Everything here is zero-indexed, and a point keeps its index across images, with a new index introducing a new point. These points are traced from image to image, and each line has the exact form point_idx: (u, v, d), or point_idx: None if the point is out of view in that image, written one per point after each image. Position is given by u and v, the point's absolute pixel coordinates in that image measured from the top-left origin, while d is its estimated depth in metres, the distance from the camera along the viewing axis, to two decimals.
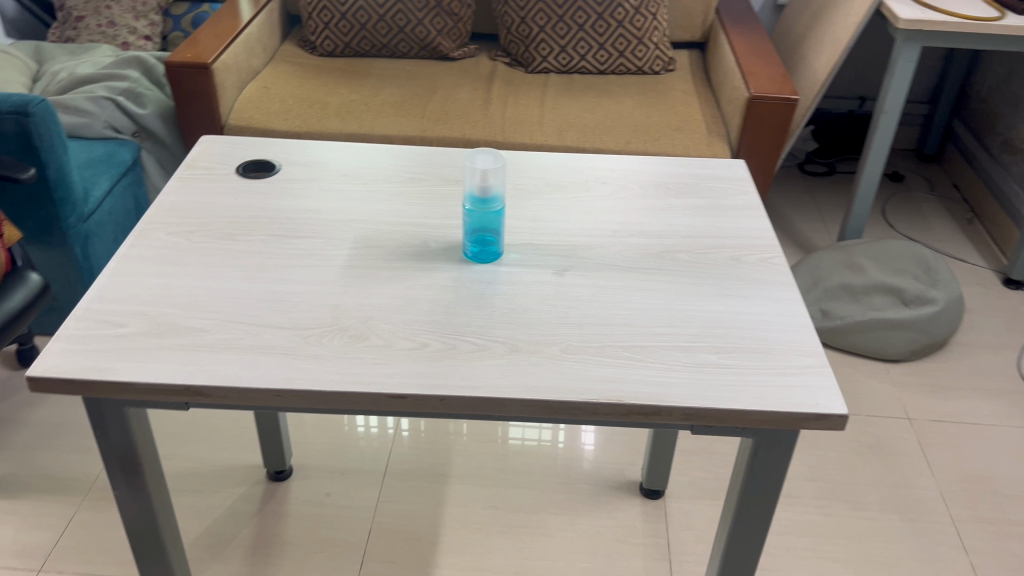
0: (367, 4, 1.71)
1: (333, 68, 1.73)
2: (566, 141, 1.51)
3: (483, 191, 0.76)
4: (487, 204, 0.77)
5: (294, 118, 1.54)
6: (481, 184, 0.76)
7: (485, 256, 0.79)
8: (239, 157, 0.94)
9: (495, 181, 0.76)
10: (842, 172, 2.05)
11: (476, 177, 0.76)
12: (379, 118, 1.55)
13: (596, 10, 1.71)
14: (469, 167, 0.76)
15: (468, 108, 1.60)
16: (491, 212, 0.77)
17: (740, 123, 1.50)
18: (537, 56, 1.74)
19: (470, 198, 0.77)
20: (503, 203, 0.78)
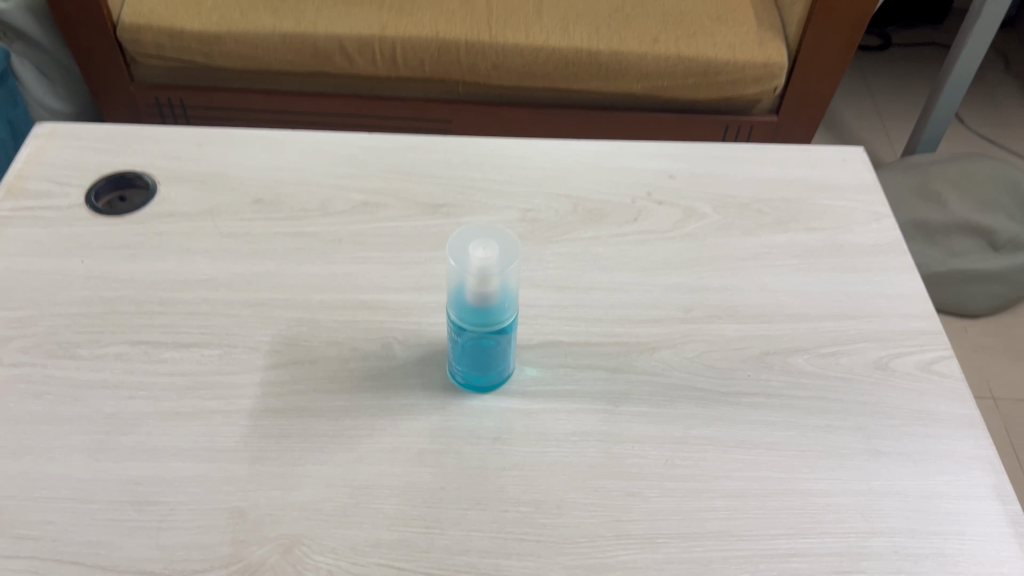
0: None
1: None
2: (573, 41, 1.14)
3: (482, 304, 0.44)
4: (488, 321, 0.45)
5: (209, 12, 1.15)
6: (479, 294, 0.44)
7: (484, 388, 0.49)
8: (94, 166, 0.61)
9: (503, 285, 0.44)
10: (898, 44, 1.64)
11: (469, 285, 0.44)
12: (323, 9, 1.16)
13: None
14: (456, 263, 0.44)
15: None
16: (496, 332, 0.46)
17: (802, 15, 1.13)
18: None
19: (459, 311, 0.45)
20: (515, 312, 0.46)
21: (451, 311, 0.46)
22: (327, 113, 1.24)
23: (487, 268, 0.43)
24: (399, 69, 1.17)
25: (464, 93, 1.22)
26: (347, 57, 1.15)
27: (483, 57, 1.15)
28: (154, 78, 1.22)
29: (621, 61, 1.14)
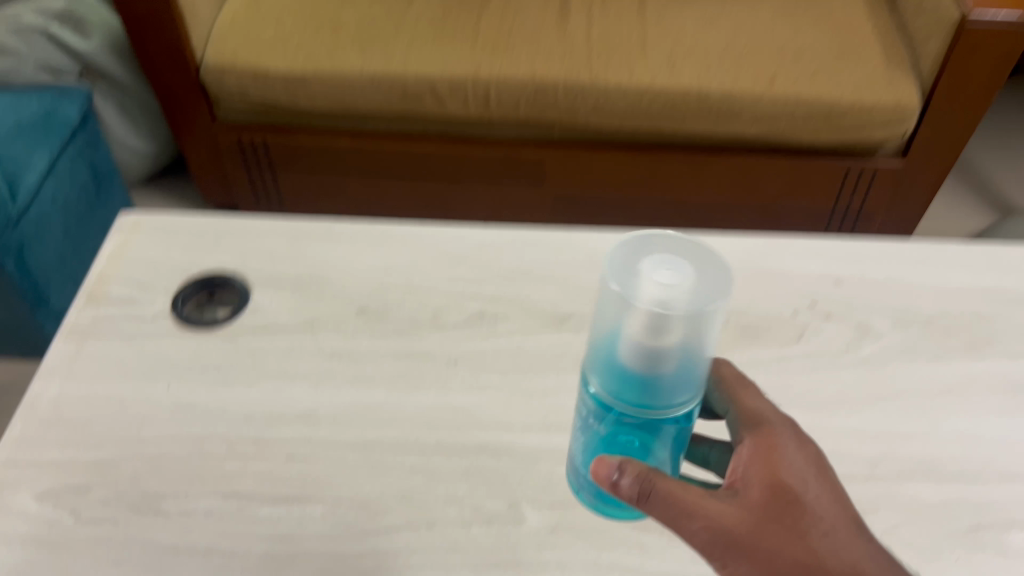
0: None
1: None
2: (682, 81, 1.05)
3: (656, 357, 0.35)
4: (646, 400, 0.37)
5: (296, 51, 1.10)
6: (653, 338, 0.35)
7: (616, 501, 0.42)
8: (181, 265, 0.55)
9: (682, 334, 0.35)
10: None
11: (638, 322, 0.35)
12: (414, 47, 1.10)
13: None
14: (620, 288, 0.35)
15: (541, 24, 1.14)
16: (652, 430, 0.38)
17: (939, 54, 1.02)
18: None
19: (610, 375, 0.37)
20: (691, 393, 0.37)
21: (598, 377, 0.38)
22: (416, 154, 1.17)
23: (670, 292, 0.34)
24: (492, 110, 1.10)
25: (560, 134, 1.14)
26: (438, 98, 1.09)
27: (584, 98, 1.07)
28: (236, 118, 1.18)
29: (735, 102, 1.05)
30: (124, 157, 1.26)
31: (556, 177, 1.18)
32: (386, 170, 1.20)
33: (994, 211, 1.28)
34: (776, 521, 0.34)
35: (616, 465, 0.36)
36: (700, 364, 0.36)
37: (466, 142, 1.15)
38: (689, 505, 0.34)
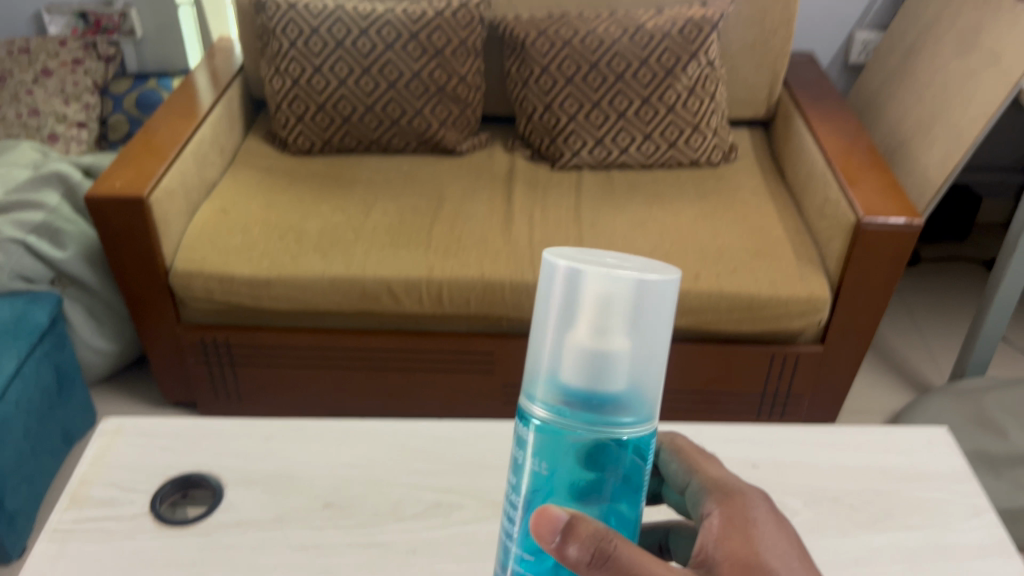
0: (350, 92, 1.37)
1: (312, 174, 1.39)
2: None
3: (606, 354, 0.40)
4: (597, 409, 0.41)
5: (260, 257, 1.19)
6: (602, 333, 0.40)
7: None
8: (159, 468, 0.59)
9: (620, 329, 0.40)
10: (929, 266, 1.69)
11: (588, 319, 0.41)
12: (371, 252, 1.20)
13: (637, 55, 1.33)
14: (566, 289, 0.41)
15: (487, 229, 1.25)
16: (602, 457, 0.41)
17: (842, 253, 1.15)
18: (566, 150, 1.37)
19: (561, 389, 0.41)
20: (638, 405, 0.41)
21: (547, 398, 0.42)
22: (372, 348, 1.24)
23: (615, 277, 0.40)
24: (444, 306, 1.19)
25: (508, 327, 1.22)
26: (394, 296, 1.18)
27: (528, 295, 1.17)
28: (199, 318, 1.25)
29: None
30: (88, 357, 1.30)
31: (505, 367, 1.26)
32: (345, 364, 1.27)
33: (911, 389, 1.38)
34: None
35: (558, 530, 0.39)
36: (645, 369, 0.41)
37: (420, 336, 1.24)
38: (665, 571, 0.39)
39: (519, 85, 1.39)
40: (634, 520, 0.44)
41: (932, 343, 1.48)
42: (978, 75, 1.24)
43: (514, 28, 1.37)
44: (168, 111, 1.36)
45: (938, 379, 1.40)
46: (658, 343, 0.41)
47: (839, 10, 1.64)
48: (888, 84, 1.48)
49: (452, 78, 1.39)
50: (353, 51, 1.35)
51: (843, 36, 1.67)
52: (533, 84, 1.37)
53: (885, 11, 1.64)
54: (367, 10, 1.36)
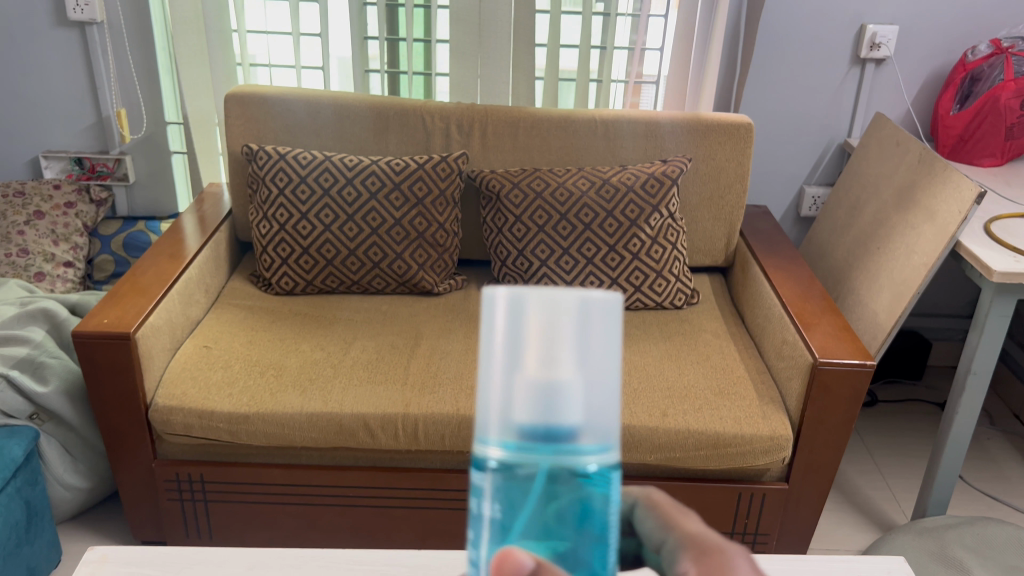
0: (334, 236, 1.45)
1: (294, 312, 1.45)
2: None
3: (562, 383, 0.35)
4: (559, 441, 0.35)
5: (240, 392, 1.22)
6: (553, 359, 0.35)
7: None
8: None
9: (572, 351, 0.35)
10: (887, 406, 1.75)
11: (536, 347, 0.35)
12: (349, 388, 1.24)
13: (604, 207, 1.42)
14: (507, 321, 0.35)
15: (462, 366, 1.30)
16: (569, 498, 0.35)
17: (801, 393, 1.21)
18: None
19: (514, 427, 0.35)
20: (600, 436, 0.36)
21: (502, 439, 0.35)
22: (347, 484, 1.26)
23: (562, 297, 0.35)
24: (420, 443, 1.22)
25: None
26: (370, 433, 1.21)
27: None
28: (176, 454, 1.26)
29: (633, 434, 1.20)
30: (58, 492, 1.29)
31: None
32: (320, 500, 1.27)
33: (876, 527, 1.41)
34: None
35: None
36: (604, 395, 0.36)
37: (394, 472, 1.26)
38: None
39: (494, 232, 1.48)
40: None
41: (892, 481, 1.52)
42: (917, 229, 1.35)
43: (489, 179, 1.47)
44: (157, 252, 1.43)
45: (900, 517, 1.43)
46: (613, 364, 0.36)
47: (789, 168, 1.78)
48: (837, 236, 1.60)
49: (430, 225, 1.47)
50: (339, 199, 1.44)
51: (793, 191, 1.80)
52: (507, 231, 1.45)
53: (831, 169, 1.78)
54: (353, 162, 1.46)
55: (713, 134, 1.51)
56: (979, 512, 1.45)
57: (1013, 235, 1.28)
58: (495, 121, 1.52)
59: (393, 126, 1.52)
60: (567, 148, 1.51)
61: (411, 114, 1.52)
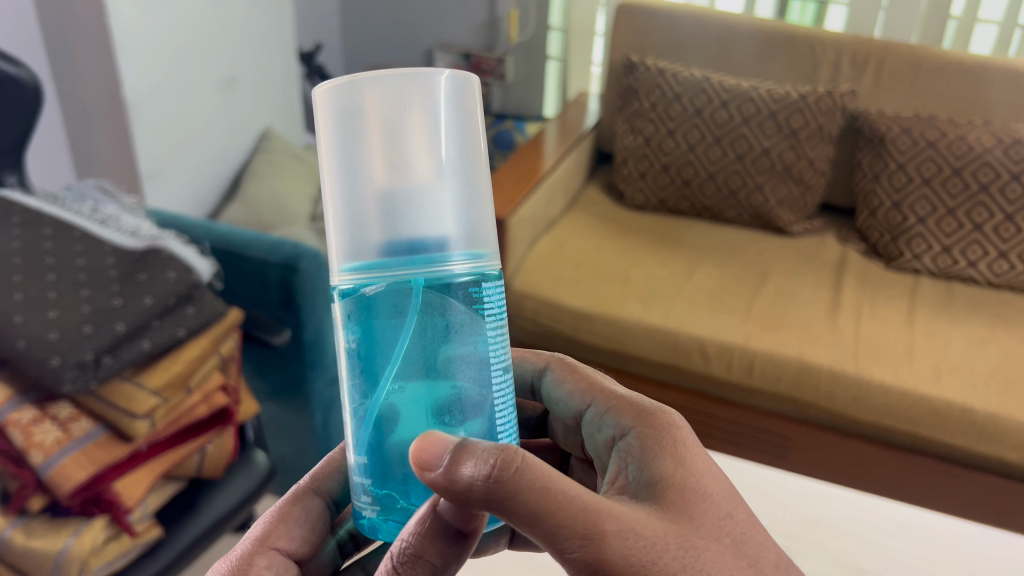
0: (697, 159, 1.43)
1: (645, 226, 1.47)
2: (945, 395, 1.09)
3: (412, 187, 0.40)
4: (421, 251, 0.40)
5: (590, 291, 1.28)
6: (399, 166, 0.40)
7: (414, 498, 0.41)
8: None
9: (417, 148, 0.40)
10: None
11: (383, 154, 0.40)
12: (688, 310, 1.24)
13: (1008, 168, 1.27)
14: (341, 130, 0.40)
15: (812, 316, 1.23)
16: (430, 314, 0.40)
17: None
18: (907, 251, 1.33)
19: (374, 243, 0.40)
20: (461, 241, 0.41)
21: (357, 259, 0.40)
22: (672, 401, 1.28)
23: (398, 94, 0.40)
24: (753, 379, 1.19)
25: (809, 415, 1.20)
26: (705, 358, 1.20)
27: (845, 388, 1.13)
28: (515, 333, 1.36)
29: (997, 423, 1.07)
30: None
31: (798, 454, 1.26)
32: None
33: None
34: (672, 521, 0.42)
35: (448, 453, 0.38)
36: (461, 194, 0.41)
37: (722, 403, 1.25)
38: (579, 502, 0.38)
39: (869, 178, 1.39)
40: (477, 394, 0.41)
41: None
42: None
43: (875, 121, 1.36)
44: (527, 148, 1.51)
45: None
46: (460, 159, 0.41)
47: None
48: None
49: (799, 160, 1.40)
50: (709, 121, 1.41)
51: None
52: (882, 179, 1.36)
53: None
54: (731, 85, 1.42)
55: None
56: None
57: None
58: (897, 57, 1.40)
59: (779, 55, 1.46)
60: (967, 99, 1.36)
61: (804, 41, 1.45)
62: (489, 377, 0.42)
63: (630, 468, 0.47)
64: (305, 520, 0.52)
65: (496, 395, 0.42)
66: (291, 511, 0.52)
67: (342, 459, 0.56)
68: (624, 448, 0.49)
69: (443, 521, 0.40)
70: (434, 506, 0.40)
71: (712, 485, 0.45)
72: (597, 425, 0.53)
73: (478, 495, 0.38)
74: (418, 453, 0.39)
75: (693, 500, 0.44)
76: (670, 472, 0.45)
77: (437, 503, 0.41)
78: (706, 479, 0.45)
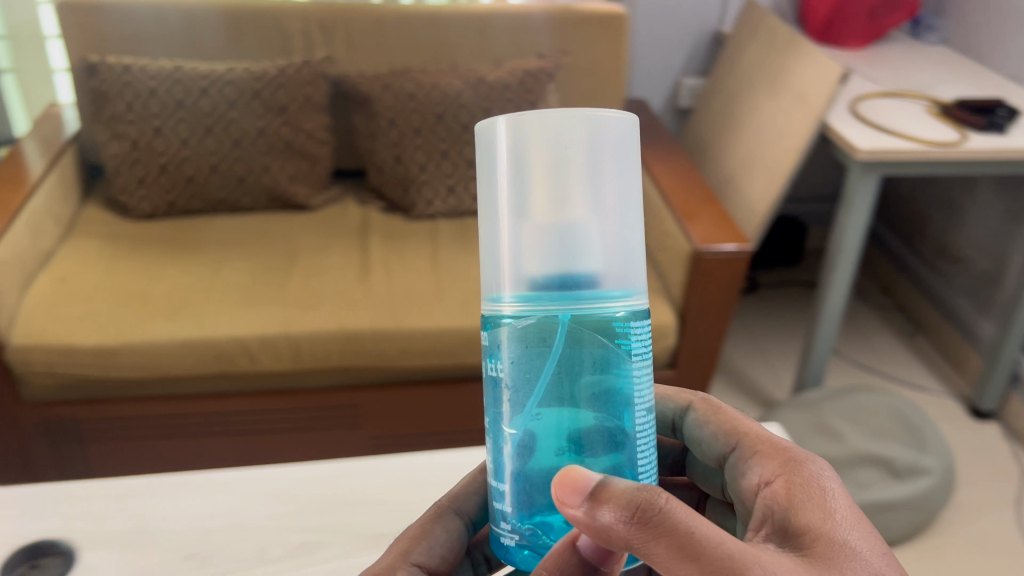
0: (245, 154, 1.37)
1: (161, 236, 1.34)
2: None
3: (565, 223, 0.44)
4: (572, 286, 0.44)
5: (105, 325, 1.13)
6: (559, 206, 0.44)
7: (552, 533, 0.46)
8: (15, 536, 0.64)
9: (569, 193, 0.44)
10: (801, 279, 1.86)
11: (546, 190, 0.44)
12: (223, 312, 1.16)
13: (478, 105, 1.37)
14: (509, 164, 0.45)
15: (340, 279, 1.25)
16: (576, 348, 0.44)
17: (683, 280, 1.22)
18: (465, 196, 1.41)
19: (527, 277, 0.44)
20: (610, 286, 0.44)
21: (517, 292, 0.44)
22: (234, 408, 1.21)
23: (564, 131, 0.44)
24: (333, 360, 1.17)
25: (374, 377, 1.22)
26: (250, 356, 1.15)
27: (390, 342, 1.16)
28: (44, 396, 1.18)
29: None
30: None
31: (372, 420, 1.25)
32: (238, 430, 1.23)
33: (757, 404, 1.47)
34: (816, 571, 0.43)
35: (588, 491, 0.41)
36: (612, 231, 0.45)
37: (304, 395, 1.21)
38: (725, 549, 0.40)
39: (370, 139, 1.42)
40: (630, 426, 0.45)
41: (770, 354, 1.60)
42: (785, 111, 1.35)
43: (356, 83, 1.39)
44: None
45: (778, 390, 1.50)
46: (615, 208, 0.45)
47: (662, 56, 1.77)
48: (711, 125, 1.64)
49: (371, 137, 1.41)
50: (194, 111, 1.33)
51: (669, 82, 1.81)
52: (380, 137, 1.40)
53: (706, 58, 1.78)
54: (257, 71, 1.36)
55: (585, 26, 1.48)
56: (851, 377, 1.62)
57: (877, 115, 1.30)
58: (359, 20, 1.43)
59: (249, 31, 1.41)
60: (439, 48, 1.45)
61: (266, 17, 1.41)
62: (635, 417, 0.45)
63: (778, 519, 0.47)
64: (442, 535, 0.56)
65: (640, 433, 0.46)
66: (431, 529, 0.56)
67: (482, 484, 0.60)
68: (768, 495, 0.49)
69: (581, 558, 0.44)
70: (572, 543, 0.44)
71: (863, 539, 0.46)
72: (740, 470, 0.53)
73: (619, 534, 0.41)
74: (559, 483, 0.42)
75: (843, 550, 0.44)
76: (819, 523, 0.46)
77: (575, 539, 0.44)
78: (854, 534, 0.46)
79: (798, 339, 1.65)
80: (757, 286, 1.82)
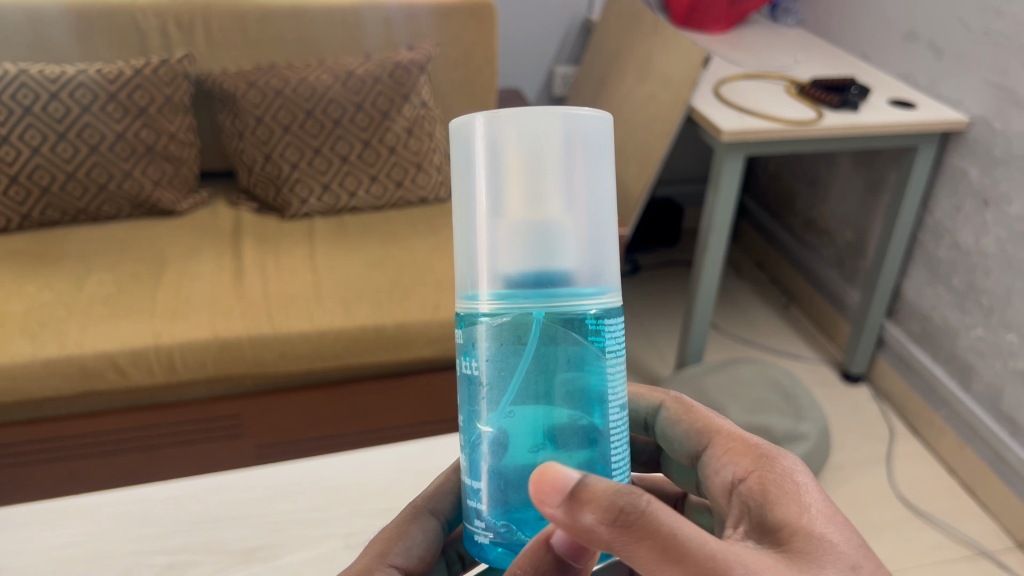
0: (104, 159, 1.30)
1: (17, 251, 1.26)
2: (409, 314, 1.17)
3: (540, 222, 0.44)
4: (548, 284, 0.44)
5: None
6: (534, 204, 0.44)
7: (527, 530, 0.46)
8: None
9: (547, 192, 0.44)
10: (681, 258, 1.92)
11: (520, 187, 0.44)
12: (87, 327, 1.10)
13: (351, 100, 1.35)
14: (485, 160, 0.45)
15: (212, 285, 1.21)
16: (547, 345, 0.44)
17: None
18: (342, 193, 1.38)
19: (502, 274, 0.44)
20: (586, 285, 0.45)
21: (494, 291, 0.45)
22: (110, 427, 1.15)
23: (541, 132, 0.44)
24: (210, 369, 1.13)
25: (251, 385, 1.19)
26: (120, 372, 1.09)
27: (268, 347, 1.13)
28: None
29: (405, 329, 1.17)
30: None
31: (256, 429, 1.21)
32: (109, 450, 1.17)
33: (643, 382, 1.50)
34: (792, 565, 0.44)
35: (568, 492, 0.41)
36: (587, 231, 0.45)
37: (183, 407, 1.17)
38: (707, 550, 0.40)
39: (236, 138, 1.37)
40: (605, 421, 0.46)
41: (654, 333, 1.65)
42: (653, 95, 1.38)
43: (220, 81, 1.35)
44: None
45: (663, 367, 1.54)
46: (590, 206, 0.46)
47: (534, 45, 1.78)
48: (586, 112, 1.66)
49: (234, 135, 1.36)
50: (43, 116, 1.26)
51: (543, 71, 1.82)
52: (249, 135, 1.35)
53: (577, 45, 1.80)
54: (113, 73, 1.29)
55: (453, 16, 1.47)
56: (729, 350, 1.68)
57: (739, 97, 1.35)
58: (219, 15, 1.38)
59: (99, 30, 1.34)
60: (305, 42, 1.42)
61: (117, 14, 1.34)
62: (609, 413, 0.46)
63: (754, 510, 0.49)
64: (419, 534, 0.56)
65: (614, 429, 0.47)
66: (407, 530, 0.55)
67: (455, 484, 0.60)
68: (745, 492, 0.50)
69: (555, 555, 0.44)
70: (547, 540, 0.44)
71: (840, 534, 0.46)
72: (713, 466, 0.54)
73: (599, 536, 0.41)
74: (536, 485, 0.42)
75: (821, 545, 0.45)
76: (795, 517, 0.47)
77: (550, 536, 0.44)
78: (832, 529, 0.46)
79: (678, 317, 1.70)
80: (638, 267, 1.86)
